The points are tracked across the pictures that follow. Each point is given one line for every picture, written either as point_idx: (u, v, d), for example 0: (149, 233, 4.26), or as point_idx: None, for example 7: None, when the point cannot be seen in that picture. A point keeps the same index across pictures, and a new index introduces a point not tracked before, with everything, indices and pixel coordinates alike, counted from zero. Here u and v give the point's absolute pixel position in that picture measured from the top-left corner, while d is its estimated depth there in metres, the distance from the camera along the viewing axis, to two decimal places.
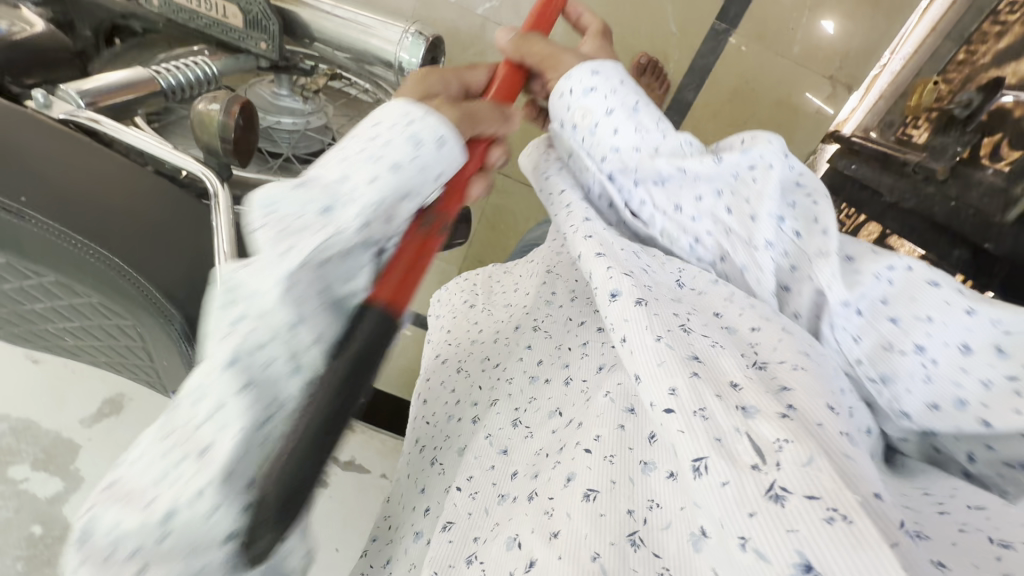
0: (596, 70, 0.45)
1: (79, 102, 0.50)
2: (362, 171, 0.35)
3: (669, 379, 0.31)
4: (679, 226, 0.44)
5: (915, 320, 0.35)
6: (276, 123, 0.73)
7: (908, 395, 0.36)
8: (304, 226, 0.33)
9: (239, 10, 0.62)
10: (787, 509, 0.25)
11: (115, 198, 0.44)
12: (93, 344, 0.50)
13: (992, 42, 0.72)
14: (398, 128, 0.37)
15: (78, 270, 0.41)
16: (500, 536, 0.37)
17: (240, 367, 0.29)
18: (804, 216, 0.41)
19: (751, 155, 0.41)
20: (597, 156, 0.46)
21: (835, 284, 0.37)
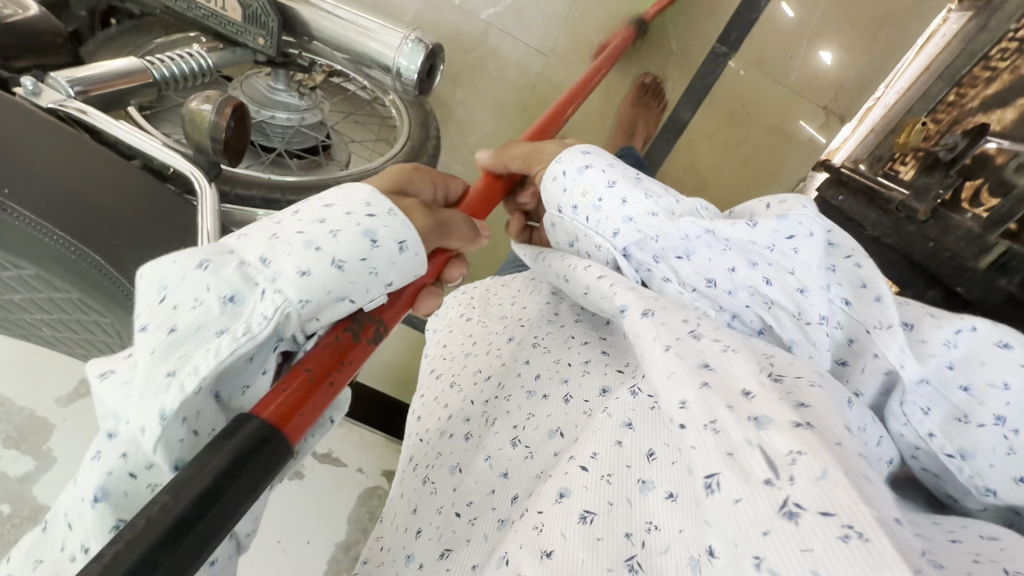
0: (588, 152, 0.47)
1: (68, 91, 0.50)
2: (289, 262, 0.31)
3: (679, 391, 0.31)
4: (713, 304, 0.40)
5: (988, 386, 0.35)
6: (271, 118, 0.73)
7: (989, 470, 0.35)
8: (203, 326, 0.28)
9: (238, 4, 0.61)
10: (801, 527, 0.24)
11: (97, 194, 0.44)
12: (71, 337, 0.49)
13: (982, 87, 0.71)
14: (349, 220, 0.34)
15: (58, 266, 0.41)
16: (492, 557, 0.35)
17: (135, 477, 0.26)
18: (850, 286, 0.38)
19: (790, 224, 0.38)
20: (609, 230, 0.43)
21: (907, 361, 0.34)
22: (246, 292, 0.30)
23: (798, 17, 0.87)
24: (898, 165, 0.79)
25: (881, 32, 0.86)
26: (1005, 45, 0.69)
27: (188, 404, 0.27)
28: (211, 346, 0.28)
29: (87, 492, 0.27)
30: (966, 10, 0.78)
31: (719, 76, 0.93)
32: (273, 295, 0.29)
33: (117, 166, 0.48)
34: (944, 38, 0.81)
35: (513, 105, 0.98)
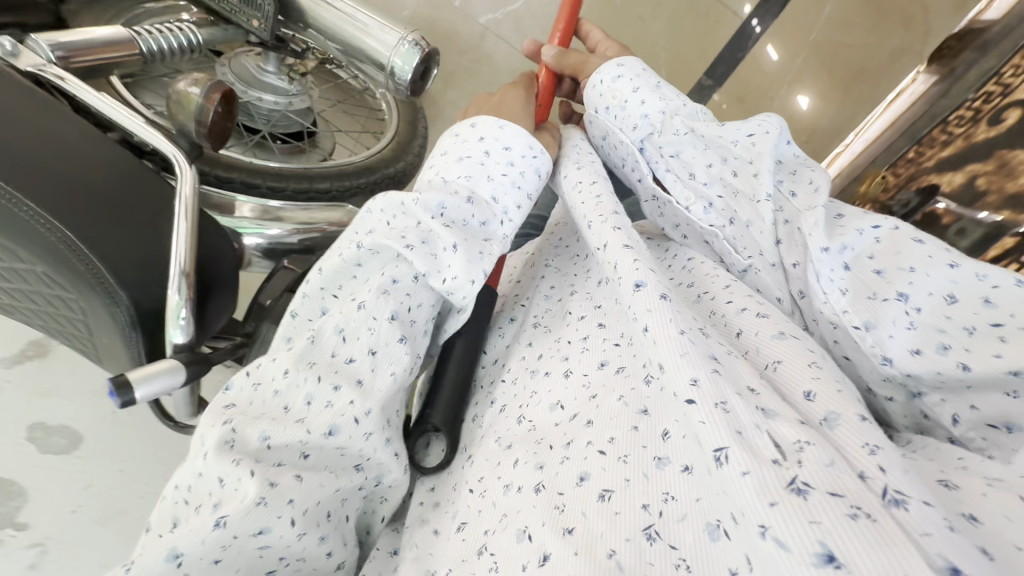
0: (621, 62, 0.52)
1: (49, 56, 0.49)
2: (509, 198, 0.46)
3: (691, 369, 0.33)
4: (693, 193, 0.46)
5: (897, 270, 0.36)
6: (258, 100, 0.72)
7: (890, 339, 0.35)
8: (474, 234, 0.43)
9: None
10: (810, 502, 0.26)
11: (69, 166, 0.43)
12: (29, 309, 0.47)
13: (938, 149, 0.76)
14: (528, 159, 0.47)
15: (23, 237, 0.40)
16: (510, 525, 0.36)
17: (397, 322, 0.40)
18: (785, 172, 0.46)
19: (752, 126, 0.47)
20: (629, 129, 0.50)
21: (816, 232, 0.39)
22: (492, 218, 0.45)
23: (781, 62, 0.92)
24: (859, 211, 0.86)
25: (855, 84, 0.91)
26: (963, 113, 0.74)
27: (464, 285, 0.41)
28: (491, 245, 0.44)
29: (383, 313, 0.39)
30: (931, 74, 0.83)
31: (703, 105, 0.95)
32: (510, 222, 0.46)
33: (97, 141, 0.47)
34: (910, 97, 0.85)
35: None
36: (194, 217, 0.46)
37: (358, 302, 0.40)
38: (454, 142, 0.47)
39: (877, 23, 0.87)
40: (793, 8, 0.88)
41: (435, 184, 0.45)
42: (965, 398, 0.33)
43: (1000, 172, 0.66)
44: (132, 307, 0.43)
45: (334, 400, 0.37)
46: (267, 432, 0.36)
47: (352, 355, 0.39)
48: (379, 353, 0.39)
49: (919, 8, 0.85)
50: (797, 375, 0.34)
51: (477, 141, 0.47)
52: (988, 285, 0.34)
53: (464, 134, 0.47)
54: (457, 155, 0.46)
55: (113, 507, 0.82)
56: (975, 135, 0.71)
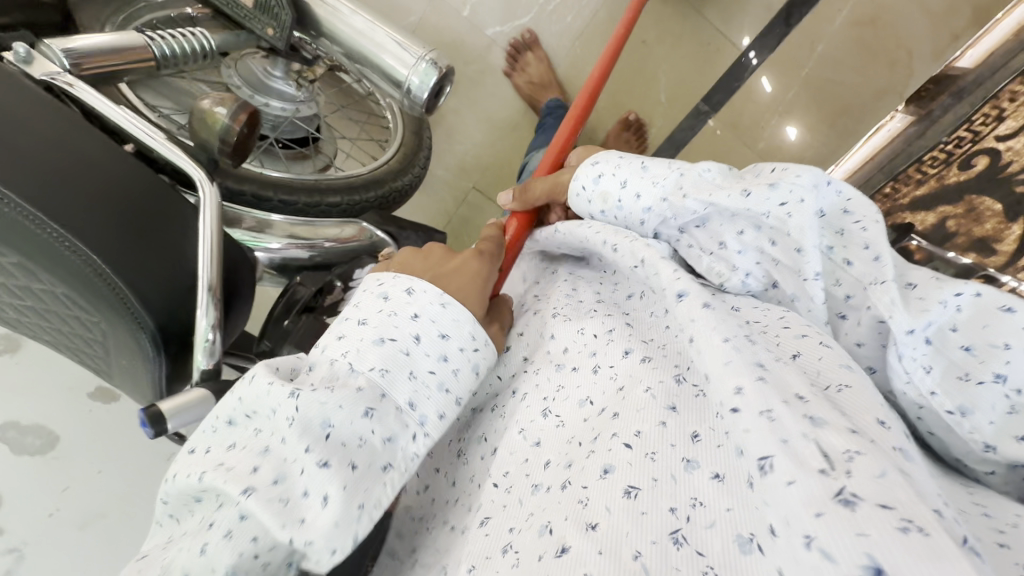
0: (595, 160, 0.59)
1: (63, 62, 0.47)
2: (432, 405, 0.42)
3: (734, 378, 0.35)
4: (728, 263, 0.49)
5: (990, 347, 0.39)
6: (265, 105, 0.72)
7: (987, 425, 0.38)
8: (371, 459, 0.38)
9: None
10: (859, 513, 0.27)
11: (88, 184, 0.42)
12: (38, 324, 0.46)
13: (913, 187, 0.82)
14: (465, 353, 0.44)
15: (43, 257, 0.39)
16: (533, 523, 0.38)
17: None
18: (830, 229, 0.46)
19: (783, 193, 0.44)
20: (635, 220, 0.54)
21: (896, 312, 0.38)
22: (402, 434, 0.40)
23: (775, 93, 0.95)
24: None
25: (840, 119, 0.94)
26: (936, 154, 0.80)
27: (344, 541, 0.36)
28: (387, 479, 0.39)
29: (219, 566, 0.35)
30: (909, 115, 0.86)
31: (697, 133, 1.00)
32: (425, 436, 0.41)
33: (114, 156, 0.45)
34: (887, 133, 0.88)
35: (506, 121, 1.00)
36: (220, 238, 0.46)
37: (202, 544, 0.36)
38: (377, 309, 0.45)
39: (864, 64, 0.90)
40: (789, 43, 0.91)
41: (340, 370, 0.41)
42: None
43: (968, 216, 0.75)
44: (157, 329, 0.42)
45: None
46: None
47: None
48: None
49: (903, 50, 0.88)
50: (861, 402, 0.34)
51: (410, 317, 0.44)
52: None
53: (396, 301, 0.45)
54: (377, 334, 0.43)
55: (92, 511, 0.79)
56: (947, 178, 0.78)
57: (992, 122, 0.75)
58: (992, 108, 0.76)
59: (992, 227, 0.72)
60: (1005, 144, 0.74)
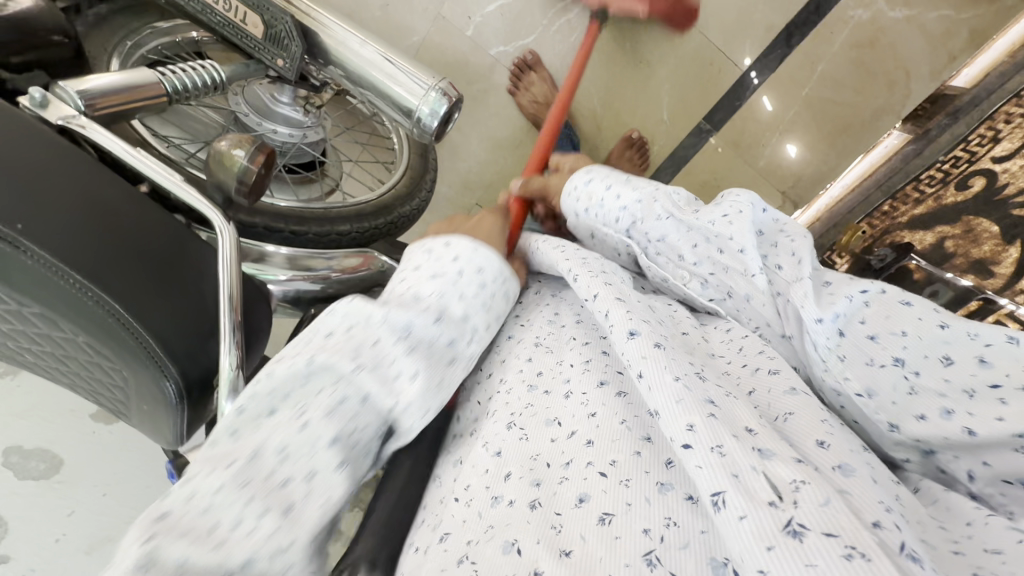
0: (590, 171, 0.59)
1: (78, 104, 0.47)
2: (479, 316, 0.48)
3: (686, 416, 0.35)
4: (686, 272, 0.51)
5: (890, 335, 0.39)
6: (272, 132, 0.71)
7: (892, 405, 0.37)
8: (439, 355, 0.44)
9: (260, 20, 0.60)
10: (805, 544, 0.27)
11: (108, 229, 0.42)
12: (58, 368, 0.46)
13: (911, 206, 0.85)
14: (500, 282, 0.50)
15: (65, 306, 0.39)
16: (495, 539, 0.36)
17: (341, 445, 0.39)
18: (766, 244, 0.49)
19: (725, 207, 0.49)
20: (612, 221, 0.55)
21: (807, 303, 0.41)
22: (460, 338, 0.46)
23: (775, 112, 0.96)
24: (835, 257, 0.94)
25: (840, 138, 0.96)
26: (933, 173, 0.82)
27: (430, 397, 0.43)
28: (454, 370, 0.45)
29: (325, 436, 0.38)
30: (907, 133, 0.88)
31: (699, 151, 1.03)
32: (478, 341, 0.48)
33: (133, 199, 0.45)
34: (886, 148, 0.91)
35: (508, 140, 1.02)
36: (237, 296, 0.45)
37: (303, 421, 0.38)
38: (426, 257, 0.50)
39: (861, 85, 0.91)
40: (788, 66, 0.93)
41: (407, 296, 0.47)
42: (977, 455, 0.35)
43: (966, 237, 0.76)
44: (180, 377, 0.43)
45: (258, 527, 0.34)
46: (185, 552, 0.32)
47: (290, 475, 0.37)
48: (317, 477, 0.37)
49: (901, 71, 0.89)
50: (808, 427, 0.36)
51: (452, 259, 0.49)
52: (982, 343, 0.36)
53: (437, 252, 0.50)
54: (431, 270, 0.48)
55: (98, 535, 0.78)
56: (946, 199, 0.80)
57: (987, 143, 0.76)
58: (987, 130, 0.77)
59: (991, 249, 0.73)
60: (1002, 165, 0.74)
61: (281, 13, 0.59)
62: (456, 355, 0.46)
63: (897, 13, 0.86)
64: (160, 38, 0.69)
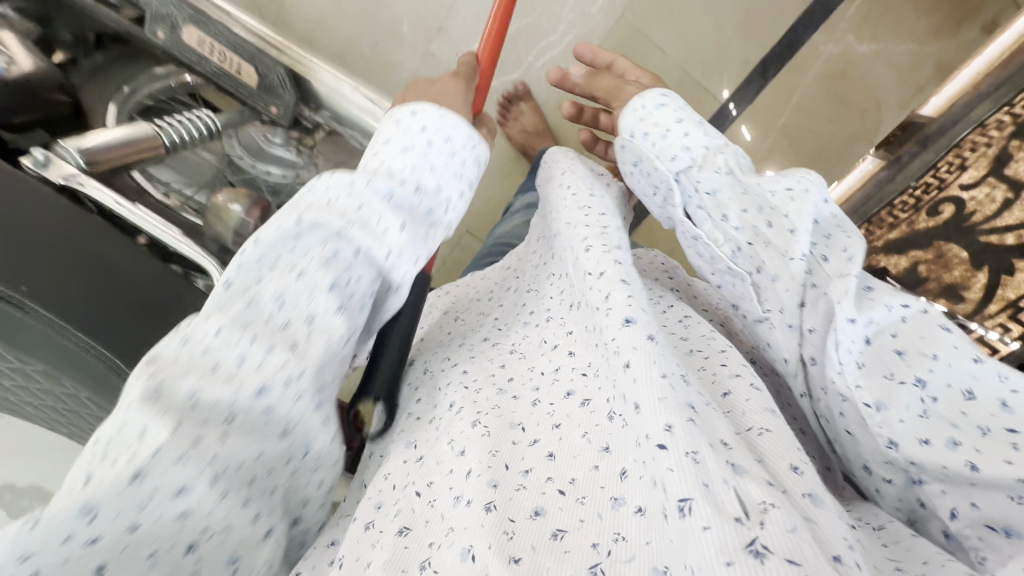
0: (665, 96, 0.57)
1: (77, 160, 0.49)
2: (451, 185, 0.46)
3: (665, 415, 0.33)
4: (722, 234, 0.45)
5: (920, 355, 0.36)
6: (265, 173, 0.73)
7: (899, 423, 0.34)
8: (422, 225, 0.44)
9: (254, 70, 0.62)
10: (765, 566, 0.27)
11: (110, 289, 0.44)
12: (57, 420, 0.47)
13: (886, 230, 0.87)
14: (468, 148, 0.48)
15: (66, 364, 0.41)
16: (454, 543, 0.35)
17: (338, 290, 0.38)
18: (819, 234, 0.44)
19: (792, 180, 0.45)
20: (668, 154, 0.52)
21: (845, 300, 0.37)
22: (435, 208, 0.45)
23: (753, 140, 0.99)
24: None
25: (818, 162, 0.97)
26: (906, 199, 0.85)
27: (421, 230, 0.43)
28: (435, 234, 0.45)
29: (322, 281, 0.37)
30: (880, 158, 0.90)
31: None
32: (454, 211, 0.47)
33: (130, 253, 0.47)
34: (861, 174, 0.92)
35: (496, 166, 1.05)
36: None
37: (297, 271, 0.37)
38: (394, 130, 0.46)
39: (836, 113, 0.94)
40: (764, 96, 0.96)
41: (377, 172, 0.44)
42: (966, 494, 0.33)
43: (937, 262, 0.81)
44: None
45: (266, 361, 0.34)
46: (195, 385, 0.32)
47: (289, 319, 0.36)
48: (317, 321, 0.37)
49: (873, 101, 0.92)
50: (780, 449, 0.34)
51: (419, 130, 0.46)
52: (1007, 388, 0.34)
53: (404, 121, 0.46)
54: (401, 144, 0.45)
55: None
56: (919, 223, 0.83)
57: (955, 170, 0.80)
58: (955, 157, 0.80)
59: (961, 274, 0.78)
60: (968, 193, 0.79)
61: (274, 64, 0.62)
62: (434, 220, 0.45)
63: (864, 47, 0.90)
64: (156, 84, 0.70)
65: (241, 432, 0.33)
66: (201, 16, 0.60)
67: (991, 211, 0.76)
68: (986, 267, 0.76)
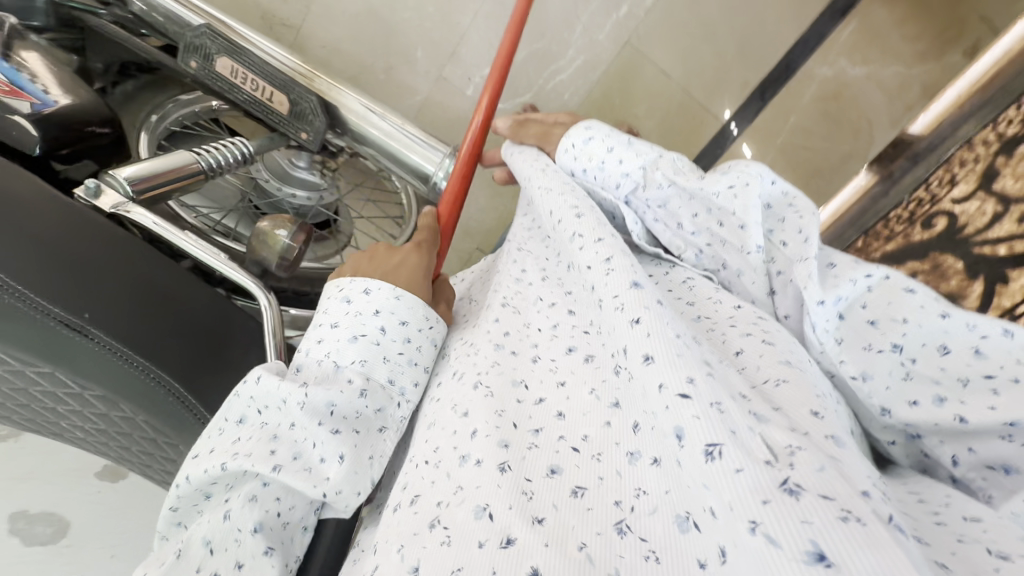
0: (589, 126, 0.59)
1: (127, 189, 0.49)
2: (406, 376, 0.47)
3: (686, 369, 0.33)
4: (683, 240, 0.52)
5: (890, 321, 0.40)
6: (292, 197, 0.74)
7: (885, 390, 0.38)
8: (370, 427, 0.44)
9: (286, 99, 0.64)
10: (801, 502, 0.26)
11: (160, 315, 0.45)
12: (103, 441, 0.48)
13: (882, 242, 0.92)
14: (423, 332, 0.49)
15: (130, 391, 0.41)
16: (466, 502, 0.34)
17: (263, 533, 0.38)
18: (773, 219, 0.49)
19: (732, 177, 0.48)
20: (612, 186, 0.55)
21: (810, 284, 0.41)
22: (388, 403, 0.45)
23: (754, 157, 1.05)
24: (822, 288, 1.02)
25: (814, 180, 1.02)
26: (900, 213, 0.90)
27: (372, 437, 0.44)
28: (385, 439, 0.45)
29: (246, 525, 0.38)
30: (873, 174, 0.95)
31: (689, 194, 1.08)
32: (407, 403, 0.47)
33: (180, 278, 0.49)
34: (855, 189, 0.97)
35: (507, 188, 1.08)
36: (279, 341, 0.50)
37: (225, 511, 0.39)
38: (343, 312, 0.48)
39: (833, 132, 0.98)
40: (764, 118, 1.03)
41: (327, 368, 0.45)
42: (964, 441, 0.36)
43: (934, 272, 0.83)
44: None
45: None
46: None
47: (216, 569, 0.37)
48: (245, 566, 0.38)
49: (865, 121, 0.95)
50: (798, 397, 0.34)
51: (372, 314, 0.47)
52: (977, 334, 0.37)
53: (358, 301, 0.48)
54: (351, 332, 0.46)
55: None
56: (913, 236, 0.87)
57: (946, 185, 0.84)
58: (945, 172, 0.85)
59: (958, 283, 0.80)
60: (960, 206, 0.81)
61: (306, 93, 0.64)
62: (383, 424, 0.45)
63: (856, 70, 0.93)
64: (182, 110, 0.72)
65: None
66: (234, 47, 0.62)
67: (981, 224, 0.78)
68: (982, 277, 0.77)
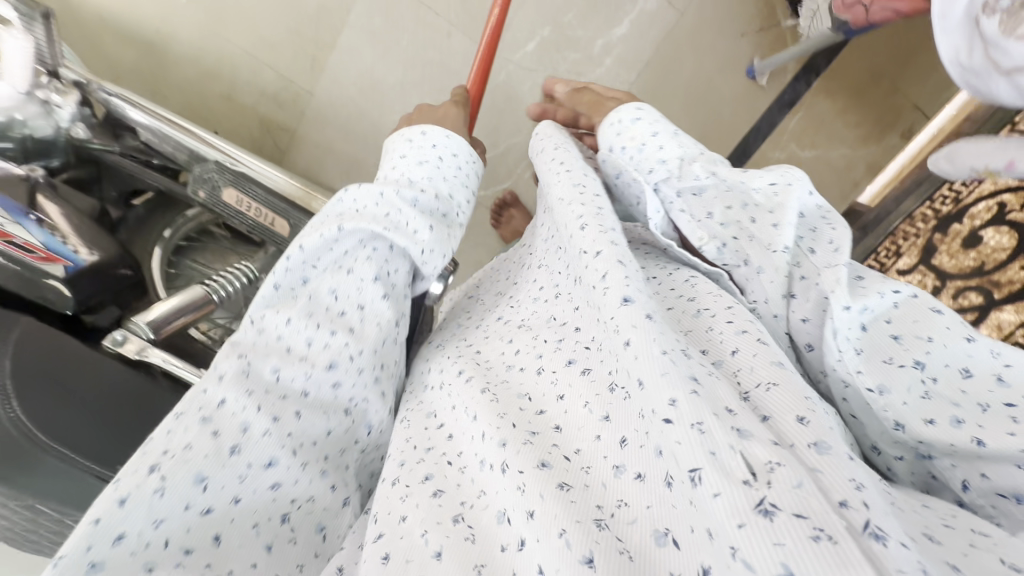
0: (641, 108, 0.59)
1: (148, 333, 0.55)
2: (461, 194, 0.56)
3: (670, 389, 0.32)
4: (707, 233, 0.48)
5: (916, 338, 0.38)
6: None
7: (904, 406, 0.36)
8: (447, 220, 0.54)
9: (286, 223, 0.70)
10: (775, 524, 0.26)
11: None
12: None
13: None
14: (469, 163, 0.58)
15: None
16: (488, 506, 0.37)
17: (381, 282, 0.48)
18: (806, 227, 0.47)
19: (775, 176, 0.49)
20: (645, 169, 0.54)
21: (839, 289, 0.39)
22: (450, 210, 0.54)
23: None
24: None
25: None
26: None
27: (446, 232, 0.53)
28: (456, 235, 0.54)
29: (368, 275, 0.47)
30: None
31: None
32: (464, 212, 0.56)
33: None
34: None
35: None
36: None
37: (348, 269, 0.48)
38: (408, 147, 0.56)
39: None
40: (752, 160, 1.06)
41: (402, 178, 0.53)
42: (975, 466, 0.34)
43: None
44: None
45: (330, 342, 0.45)
46: (276, 368, 0.43)
47: (344, 308, 0.47)
48: (365, 309, 0.47)
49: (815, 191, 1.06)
50: (788, 402, 0.32)
51: (430, 146, 0.56)
52: (1002, 362, 0.36)
53: (416, 140, 0.56)
54: (417, 158, 0.55)
55: None
56: None
57: (893, 256, 0.93)
58: (891, 244, 0.93)
59: None
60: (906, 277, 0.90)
61: (303, 217, 0.70)
62: (454, 216, 0.55)
63: (807, 152, 1.04)
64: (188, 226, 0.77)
65: (311, 410, 0.43)
66: (238, 178, 0.70)
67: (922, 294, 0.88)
68: None
